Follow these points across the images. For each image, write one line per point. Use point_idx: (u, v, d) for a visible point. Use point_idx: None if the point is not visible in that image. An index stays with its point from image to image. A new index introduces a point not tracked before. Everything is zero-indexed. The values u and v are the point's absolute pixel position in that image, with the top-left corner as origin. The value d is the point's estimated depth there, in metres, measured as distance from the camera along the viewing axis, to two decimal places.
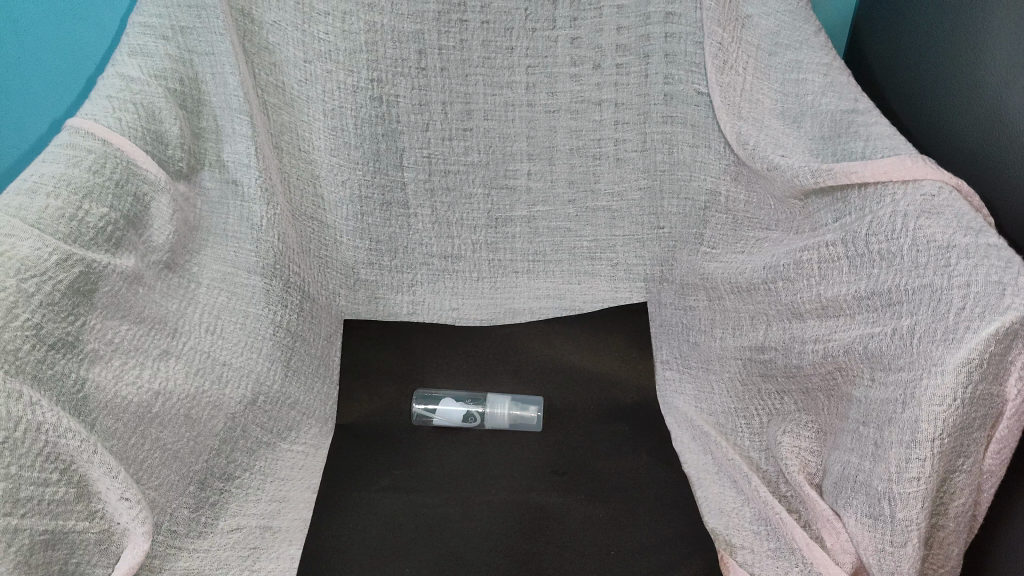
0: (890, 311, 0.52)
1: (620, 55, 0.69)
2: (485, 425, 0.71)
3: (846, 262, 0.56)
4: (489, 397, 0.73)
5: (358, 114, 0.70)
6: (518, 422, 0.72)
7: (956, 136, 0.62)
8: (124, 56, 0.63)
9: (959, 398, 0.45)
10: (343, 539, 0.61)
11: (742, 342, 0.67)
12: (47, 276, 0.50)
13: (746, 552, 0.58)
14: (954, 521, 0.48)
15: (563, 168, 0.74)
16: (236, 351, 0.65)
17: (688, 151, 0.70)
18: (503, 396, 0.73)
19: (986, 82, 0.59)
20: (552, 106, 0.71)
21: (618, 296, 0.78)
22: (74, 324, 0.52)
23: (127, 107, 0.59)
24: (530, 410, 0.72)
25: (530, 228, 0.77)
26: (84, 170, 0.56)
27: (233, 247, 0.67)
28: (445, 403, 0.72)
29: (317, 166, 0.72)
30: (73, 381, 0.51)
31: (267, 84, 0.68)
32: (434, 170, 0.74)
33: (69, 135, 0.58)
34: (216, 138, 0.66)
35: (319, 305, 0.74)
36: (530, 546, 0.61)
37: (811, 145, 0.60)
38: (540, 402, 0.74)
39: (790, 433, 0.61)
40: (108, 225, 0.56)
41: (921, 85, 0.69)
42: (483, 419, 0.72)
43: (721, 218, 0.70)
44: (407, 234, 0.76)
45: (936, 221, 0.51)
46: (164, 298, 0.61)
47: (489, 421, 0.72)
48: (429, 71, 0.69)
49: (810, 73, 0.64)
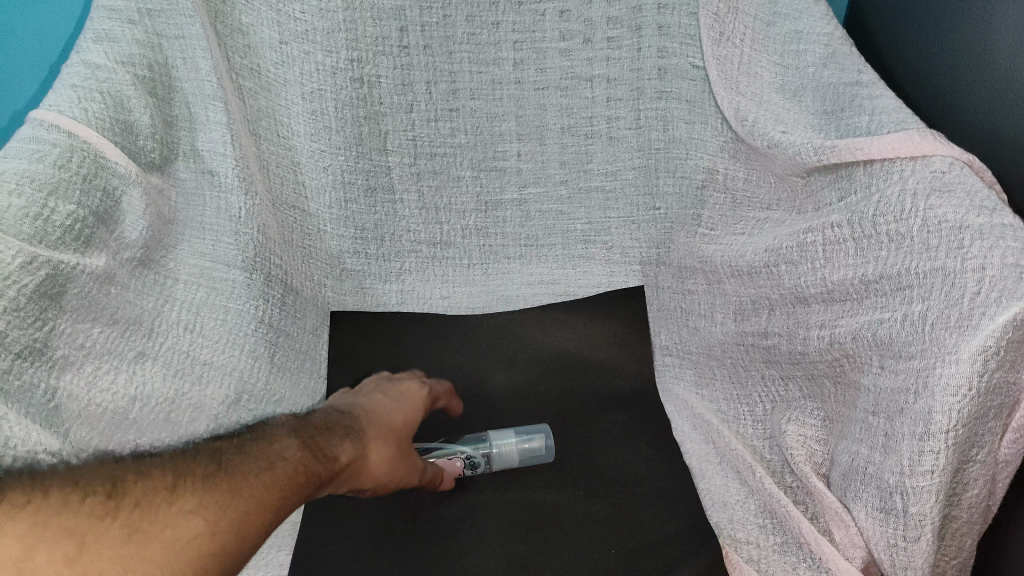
0: (900, 296, 0.50)
1: (610, 29, 0.66)
2: (494, 467, 0.67)
3: (853, 244, 0.53)
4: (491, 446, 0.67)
5: (338, 96, 0.66)
6: (530, 458, 0.68)
7: (963, 106, 0.60)
8: (89, 41, 0.58)
9: (975, 387, 0.44)
10: (344, 551, 0.64)
11: (745, 328, 0.64)
12: (12, 280, 0.48)
13: (752, 547, 0.58)
14: (967, 512, 0.48)
15: (554, 148, 0.71)
16: (218, 347, 0.62)
17: (683, 128, 0.67)
18: (502, 439, 0.68)
19: (993, 49, 0.56)
20: (541, 83, 0.68)
21: (615, 280, 0.76)
22: (43, 330, 0.50)
23: (92, 96, 0.55)
24: (538, 445, 0.68)
25: (521, 212, 0.74)
26: (49, 165, 0.52)
27: (211, 239, 0.64)
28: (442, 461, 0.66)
29: (297, 152, 0.68)
30: (44, 390, 0.49)
31: (243, 67, 0.64)
32: (421, 154, 0.70)
33: (32, 127, 0.53)
34: (190, 126, 0.63)
35: (304, 297, 0.71)
36: (528, 548, 0.64)
37: (812, 121, 0.57)
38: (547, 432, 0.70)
39: (794, 422, 0.60)
40: (76, 222, 0.52)
41: (923, 51, 0.66)
42: (491, 461, 0.67)
43: (720, 198, 0.66)
44: (394, 221, 0.73)
45: (947, 200, 0.48)
46: (140, 296, 0.58)
47: (498, 462, 0.67)
48: (412, 49, 0.66)
49: (811, 44, 0.60)
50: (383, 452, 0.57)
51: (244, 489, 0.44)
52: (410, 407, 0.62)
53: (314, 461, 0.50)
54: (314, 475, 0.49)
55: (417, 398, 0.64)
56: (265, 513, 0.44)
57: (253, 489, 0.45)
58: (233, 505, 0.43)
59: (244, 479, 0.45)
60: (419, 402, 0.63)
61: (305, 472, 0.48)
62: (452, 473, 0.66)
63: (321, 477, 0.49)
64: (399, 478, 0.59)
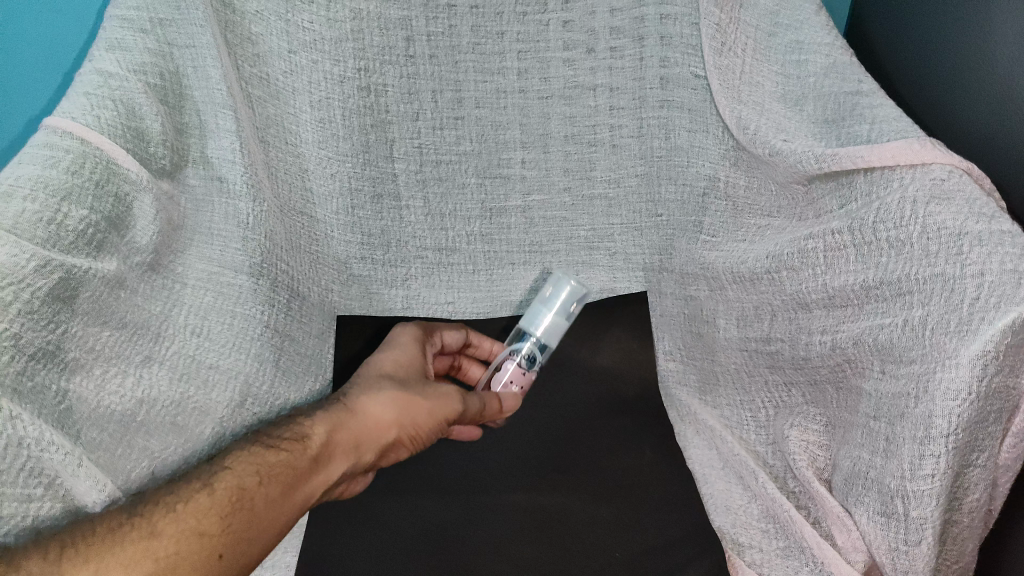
0: (900, 301, 0.51)
1: (613, 38, 0.67)
2: (548, 340, 0.69)
3: (853, 250, 0.54)
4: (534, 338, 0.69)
5: (346, 105, 0.67)
6: (571, 301, 0.69)
7: (962, 115, 0.61)
8: (102, 51, 0.59)
9: (973, 391, 0.44)
10: (356, 552, 0.67)
11: (748, 333, 0.65)
12: (25, 284, 0.48)
13: (755, 551, 0.59)
14: (968, 516, 0.49)
15: (558, 156, 0.72)
16: (223, 352, 0.62)
17: (685, 136, 0.67)
18: (537, 325, 0.69)
19: (991, 57, 0.57)
20: (545, 92, 0.69)
21: (618, 287, 0.75)
22: (55, 332, 0.51)
23: (105, 104, 0.56)
24: (569, 295, 0.69)
25: (526, 218, 0.74)
26: (62, 171, 0.53)
27: (219, 244, 0.64)
28: (507, 386, 0.68)
29: (305, 160, 0.69)
30: (55, 392, 0.50)
31: (252, 76, 0.65)
32: (426, 161, 0.71)
33: (46, 134, 0.55)
34: (200, 134, 0.64)
35: (309, 303, 0.70)
36: (535, 552, 0.67)
37: (813, 129, 0.58)
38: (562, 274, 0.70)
39: (797, 427, 0.60)
40: (88, 227, 0.53)
41: (922, 61, 0.67)
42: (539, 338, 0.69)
43: (721, 205, 0.67)
44: (400, 228, 0.73)
45: (947, 207, 0.48)
46: (148, 301, 0.59)
47: (546, 335, 0.69)
48: (418, 58, 0.67)
49: (811, 54, 0.61)
50: (381, 402, 0.56)
51: (165, 531, 0.44)
52: (399, 360, 0.62)
53: (277, 452, 0.50)
54: (272, 465, 0.49)
55: (406, 353, 0.64)
56: (193, 547, 0.44)
57: (179, 525, 0.44)
58: (153, 554, 0.43)
59: (174, 514, 0.45)
60: (408, 356, 0.63)
61: (263, 469, 0.49)
62: (519, 379, 0.69)
63: (288, 461, 0.50)
64: (426, 420, 0.57)
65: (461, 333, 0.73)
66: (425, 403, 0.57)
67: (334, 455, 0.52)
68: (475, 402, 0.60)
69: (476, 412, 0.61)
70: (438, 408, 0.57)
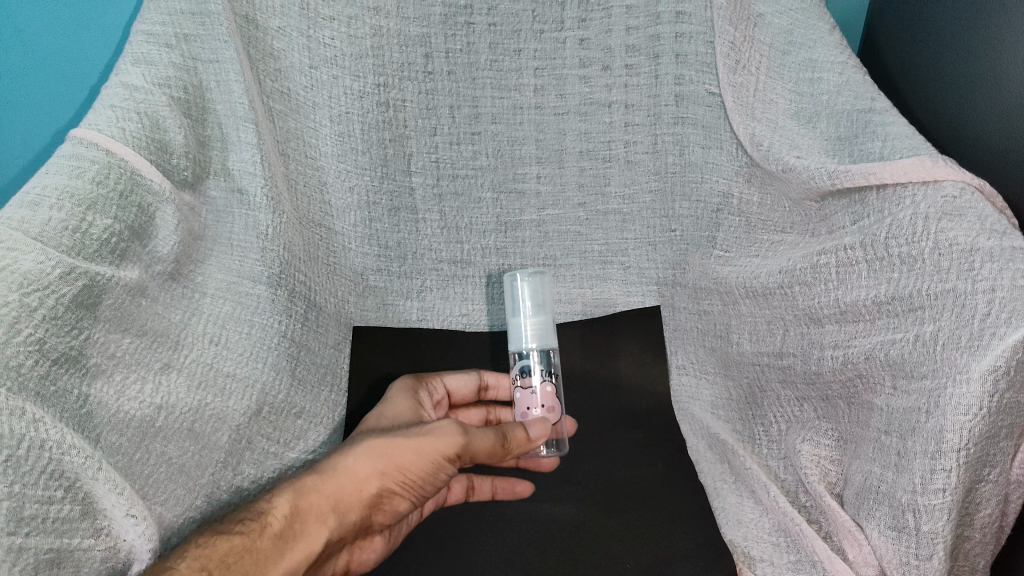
0: (912, 316, 0.51)
1: (628, 56, 0.68)
2: (544, 343, 0.66)
3: (866, 265, 0.54)
4: (534, 348, 0.65)
5: (365, 120, 0.68)
6: (539, 288, 0.66)
7: (974, 135, 0.61)
8: (128, 64, 0.61)
9: (985, 407, 0.45)
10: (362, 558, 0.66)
11: (759, 348, 0.65)
12: (50, 290, 0.50)
13: (766, 564, 0.60)
14: (980, 531, 0.49)
15: (573, 172, 0.72)
16: (241, 360, 0.64)
17: (700, 152, 0.68)
18: (527, 336, 0.66)
19: (1003, 76, 0.57)
20: (561, 108, 0.70)
21: (630, 301, 0.74)
22: (78, 338, 0.52)
23: (130, 116, 0.57)
24: (531, 287, 0.66)
25: (540, 232, 0.74)
26: (88, 181, 0.54)
27: (238, 255, 0.65)
28: (535, 413, 0.64)
29: (324, 173, 0.70)
30: (76, 396, 0.51)
31: (274, 90, 0.66)
32: (443, 175, 0.72)
33: (72, 145, 0.56)
34: (221, 146, 0.65)
35: (326, 314, 0.71)
36: (543, 560, 0.67)
37: (826, 145, 0.59)
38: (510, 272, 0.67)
39: (808, 441, 0.61)
40: (112, 236, 0.54)
41: (934, 80, 0.67)
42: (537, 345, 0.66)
43: (735, 221, 0.67)
44: (416, 240, 0.73)
45: (958, 223, 0.49)
46: (167, 309, 0.60)
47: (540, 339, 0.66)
48: (437, 75, 0.68)
49: (825, 72, 0.62)
50: (358, 460, 0.55)
51: None
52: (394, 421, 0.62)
53: (235, 536, 0.50)
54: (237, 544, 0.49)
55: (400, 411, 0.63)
56: None
57: None
58: None
59: None
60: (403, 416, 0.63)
61: (224, 550, 0.49)
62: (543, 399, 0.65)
63: (251, 535, 0.50)
64: (409, 468, 0.55)
65: (471, 377, 0.72)
66: (407, 447, 0.56)
67: (308, 521, 0.52)
68: (479, 436, 0.58)
69: (484, 445, 0.58)
70: (425, 446, 0.56)
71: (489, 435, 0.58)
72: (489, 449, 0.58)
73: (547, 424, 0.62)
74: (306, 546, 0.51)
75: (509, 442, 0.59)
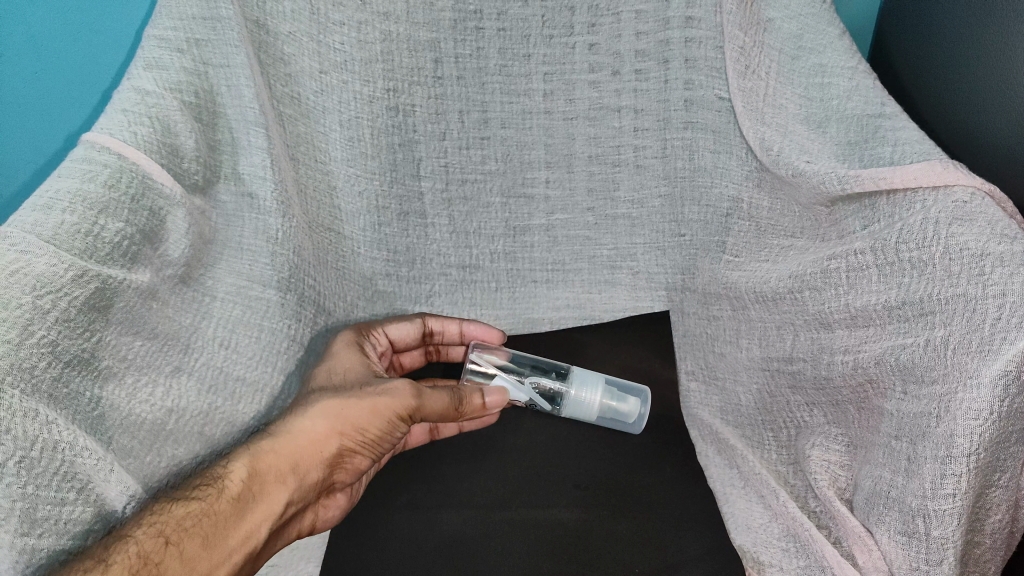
0: (922, 321, 0.51)
1: (638, 61, 0.68)
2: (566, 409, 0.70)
3: (876, 270, 0.54)
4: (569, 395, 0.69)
5: (375, 124, 0.69)
6: (612, 417, 0.70)
7: (982, 141, 0.62)
8: (139, 69, 0.60)
9: (994, 412, 0.45)
10: (376, 564, 0.66)
11: (769, 352, 0.66)
12: (64, 292, 0.50)
13: (776, 570, 0.59)
14: (990, 537, 0.49)
15: (582, 176, 0.73)
16: (252, 364, 0.64)
17: (709, 157, 0.68)
18: (590, 394, 0.69)
19: (1009, 83, 0.58)
20: (570, 113, 0.70)
21: (640, 306, 0.76)
22: (90, 340, 0.52)
23: (142, 121, 0.57)
24: (619, 412, 0.70)
25: (549, 237, 0.75)
26: (100, 185, 0.54)
27: (248, 259, 0.65)
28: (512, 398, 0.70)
29: (333, 177, 0.70)
30: (88, 399, 0.52)
31: (284, 95, 0.65)
32: (452, 180, 0.72)
33: (85, 149, 0.56)
34: (232, 151, 0.65)
35: (336, 319, 0.72)
36: (552, 566, 0.65)
37: (836, 151, 0.59)
38: (644, 395, 0.72)
39: (819, 447, 0.60)
40: (124, 239, 0.55)
41: (942, 85, 0.68)
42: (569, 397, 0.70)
43: (745, 226, 0.68)
44: (425, 245, 0.74)
45: (969, 229, 0.49)
46: (177, 313, 0.60)
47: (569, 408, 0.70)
48: (446, 80, 0.68)
49: (836, 77, 0.62)
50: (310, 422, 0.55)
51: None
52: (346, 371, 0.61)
53: (191, 501, 0.49)
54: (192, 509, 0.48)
55: (351, 363, 0.62)
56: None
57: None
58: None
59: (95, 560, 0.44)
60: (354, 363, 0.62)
61: (180, 514, 0.48)
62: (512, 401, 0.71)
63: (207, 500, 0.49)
64: (364, 429, 0.56)
65: (412, 324, 0.72)
66: (362, 404, 0.56)
67: (268, 483, 0.52)
68: (434, 394, 0.59)
69: (440, 403, 0.59)
70: (380, 405, 0.57)
71: (444, 395, 0.59)
72: (444, 408, 0.59)
73: (506, 396, 0.63)
74: (267, 506, 0.51)
75: (465, 402, 0.60)
